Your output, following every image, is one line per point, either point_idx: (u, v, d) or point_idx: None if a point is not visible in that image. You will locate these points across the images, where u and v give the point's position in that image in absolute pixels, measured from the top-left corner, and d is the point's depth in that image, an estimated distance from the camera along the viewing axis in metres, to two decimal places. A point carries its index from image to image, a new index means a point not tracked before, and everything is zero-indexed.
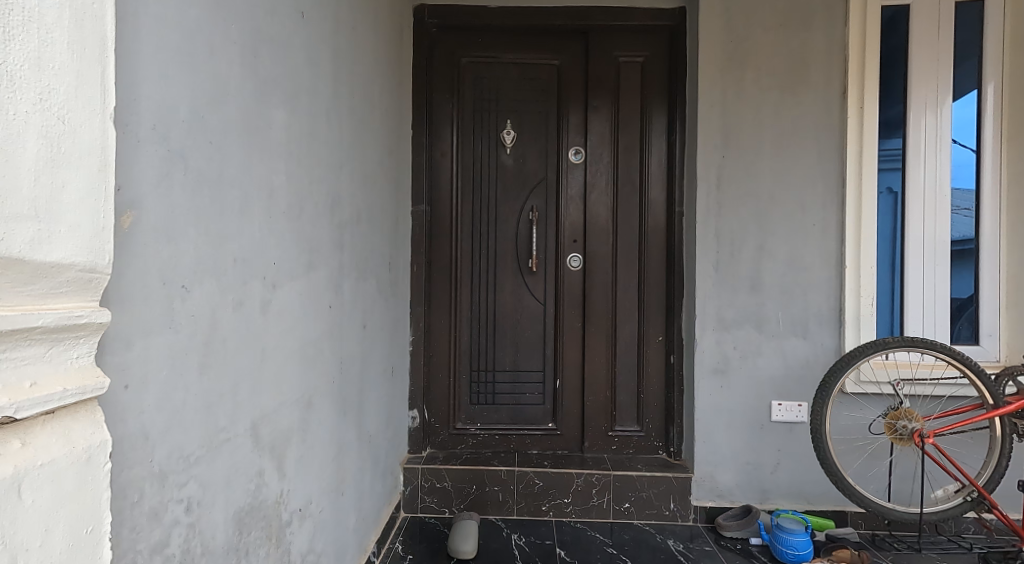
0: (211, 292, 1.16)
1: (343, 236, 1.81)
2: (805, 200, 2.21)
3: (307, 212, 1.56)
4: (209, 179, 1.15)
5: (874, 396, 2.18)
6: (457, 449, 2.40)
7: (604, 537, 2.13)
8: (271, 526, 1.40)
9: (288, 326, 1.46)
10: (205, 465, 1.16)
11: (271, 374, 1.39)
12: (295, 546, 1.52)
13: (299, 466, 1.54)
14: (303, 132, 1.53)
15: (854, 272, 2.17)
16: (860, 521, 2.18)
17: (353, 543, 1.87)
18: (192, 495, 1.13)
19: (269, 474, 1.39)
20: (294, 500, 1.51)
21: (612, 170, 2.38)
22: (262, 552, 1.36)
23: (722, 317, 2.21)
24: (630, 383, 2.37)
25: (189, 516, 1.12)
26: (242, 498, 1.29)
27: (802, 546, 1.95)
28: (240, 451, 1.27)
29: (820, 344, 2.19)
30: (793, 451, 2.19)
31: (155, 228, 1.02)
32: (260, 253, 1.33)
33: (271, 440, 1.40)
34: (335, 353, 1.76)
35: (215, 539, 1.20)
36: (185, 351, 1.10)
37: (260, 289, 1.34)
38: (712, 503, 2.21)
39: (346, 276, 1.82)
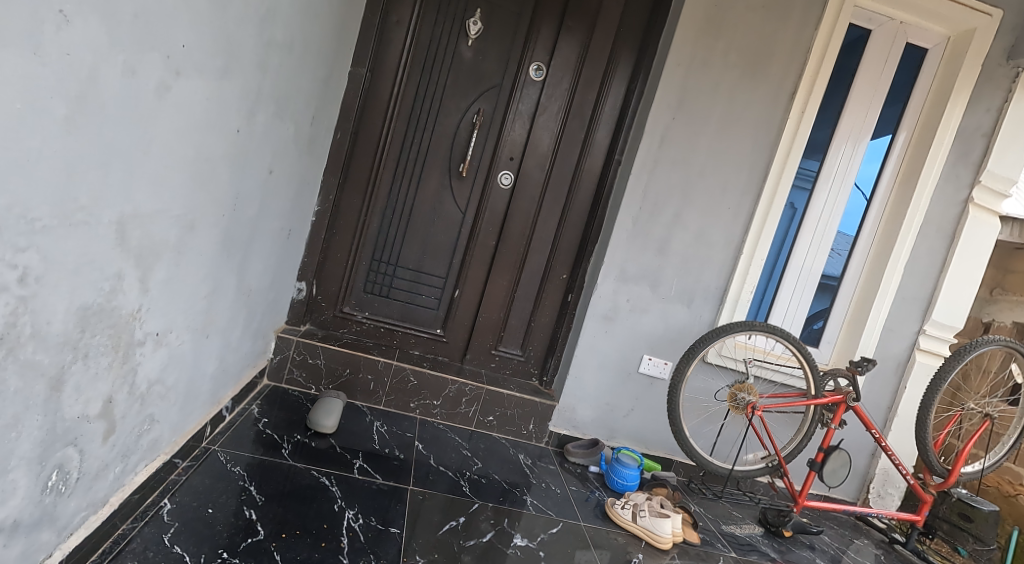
0: (94, 36, 0.95)
1: (270, 59, 1.58)
2: (727, 184, 2.34)
3: (234, 10, 1.32)
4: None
5: (728, 369, 2.45)
6: (338, 332, 2.33)
7: (462, 441, 2.24)
8: (120, 337, 1.25)
9: (183, 129, 1.25)
10: (52, 239, 0.98)
11: (150, 174, 1.19)
12: (143, 369, 1.38)
13: (164, 288, 1.38)
14: None
15: (746, 260, 2.36)
16: (681, 469, 2.49)
17: (206, 391, 1.76)
18: (31, 267, 0.96)
19: (131, 284, 1.23)
20: (152, 322, 1.36)
21: (567, 100, 2.32)
22: (104, 361, 1.21)
23: (624, 269, 2.32)
24: (524, 310, 2.44)
25: (22, 288, 0.95)
26: (92, 295, 1.12)
27: (630, 478, 2.20)
28: (99, 242, 1.09)
29: (698, 315, 2.40)
30: (647, 402, 2.42)
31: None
32: (167, 26, 1.10)
33: (139, 247, 1.23)
34: (232, 186, 1.57)
35: (51, 325, 1.03)
36: (49, 90, 0.91)
37: (160, 68, 1.12)
38: (566, 432, 2.39)
39: (262, 104, 1.61)
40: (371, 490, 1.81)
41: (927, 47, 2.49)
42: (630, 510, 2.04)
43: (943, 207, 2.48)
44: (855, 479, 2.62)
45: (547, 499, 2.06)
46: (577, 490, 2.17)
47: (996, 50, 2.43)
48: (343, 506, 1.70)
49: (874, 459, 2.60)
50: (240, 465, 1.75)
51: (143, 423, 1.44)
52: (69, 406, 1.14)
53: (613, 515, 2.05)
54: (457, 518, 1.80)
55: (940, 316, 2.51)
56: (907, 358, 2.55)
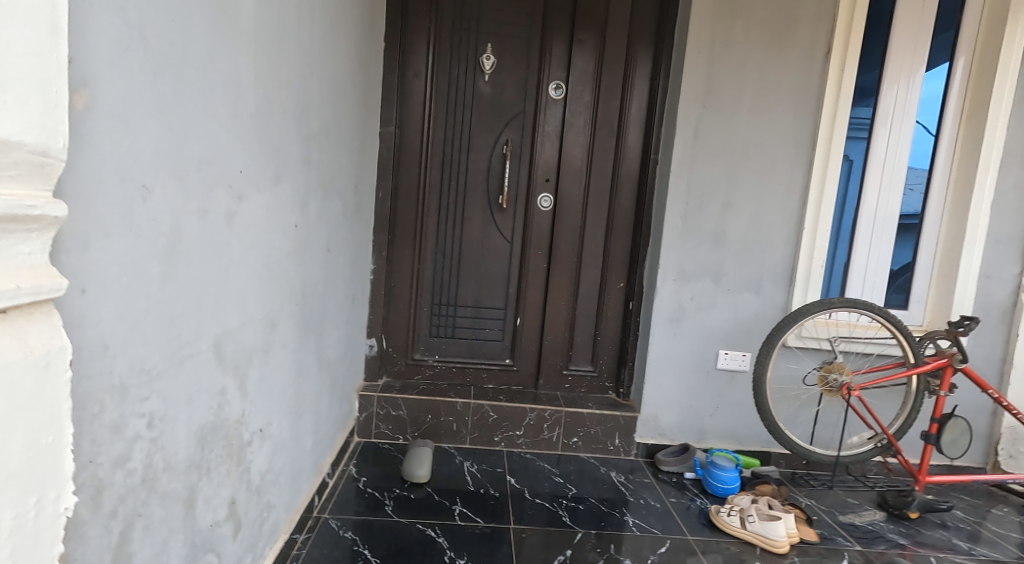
0: (170, 196, 1.05)
1: (311, 149, 1.69)
2: (775, 161, 2.25)
3: (274, 120, 1.44)
4: (172, 60, 1.02)
5: (812, 350, 2.32)
6: (413, 379, 2.40)
7: (552, 467, 2.23)
8: (232, 445, 1.37)
9: (252, 242, 1.38)
10: (167, 381, 1.09)
11: (234, 292, 1.32)
12: (255, 465, 1.49)
13: (260, 386, 1.49)
14: (270, 29, 1.38)
15: (811, 236, 2.25)
16: (781, 461, 2.38)
17: (308, 464, 1.86)
18: (155, 411, 1.06)
19: (233, 394, 1.35)
20: (255, 420, 1.48)
21: (591, 111, 2.32)
22: (222, 470, 1.33)
23: (682, 268, 2.27)
24: (588, 325, 2.43)
25: (151, 432, 1.05)
26: (204, 415, 1.24)
27: (730, 481, 2.13)
28: (202, 368, 1.21)
29: (769, 301, 2.31)
30: (732, 398, 2.34)
31: (112, 111, 0.89)
32: (225, 161, 1.23)
33: (234, 359, 1.35)
34: (299, 275, 1.69)
35: (177, 455, 1.15)
36: (146, 257, 1.00)
37: (226, 198, 1.25)
38: (654, 441, 2.34)
39: (313, 194, 1.72)
40: (475, 534, 1.83)
41: None
42: (737, 517, 1.96)
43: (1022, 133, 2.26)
44: (979, 443, 2.41)
45: (650, 516, 2.01)
46: (678, 501, 2.11)
47: None
48: (453, 556, 1.72)
49: (997, 417, 2.38)
50: (349, 529, 1.82)
51: (263, 511, 1.55)
52: (202, 516, 1.26)
53: (719, 524, 1.97)
54: (563, 552, 1.78)
55: None
56: (1013, 304, 2.34)
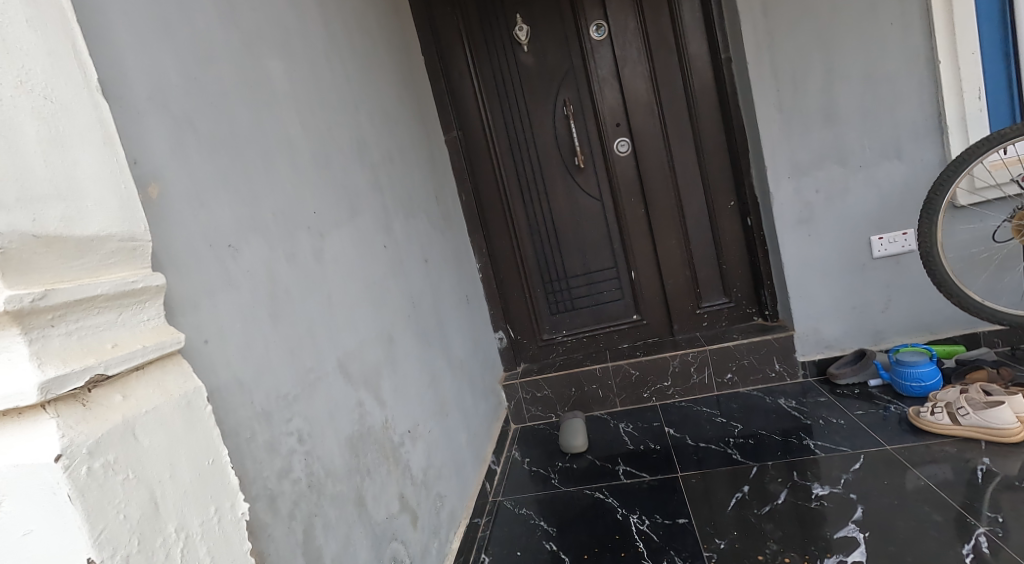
0: (259, 248, 1.15)
1: (380, 178, 1.78)
2: (875, 5, 1.89)
3: (335, 162, 1.54)
4: (223, 138, 1.12)
5: (996, 202, 1.86)
6: (549, 358, 2.38)
7: (712, 409, 2.04)
8: (385, 447, 1.43)
9: (346, 272, 1.46)
10: (305, 403, 1.18)
11: (344, 318, 1.39)
12: (414, 463, 1.54)
13: (396, 394, 1.55)
14: (304, 72, 1.49)
15: (949, 64, 1.87)
16: (995, 339, 1.96)
17: (470, 457, 1.89)
18: (303, 428, 1.15)
19: (370, 405, 1.41)
20: (401, 423, 1.53)
21: (642, 38, 2.17)
22: (383, 470, 1.39)
23: (796, 161, 2.00)
24: (708, 255, 2.23)
25: (304, 445, 1.14)
26: (350, 425, 1.31)
27: (929, 376, 1.77)
28: (334, 387, 1.29)
29: (918, 161, 1.94)
30: (903, 284, 1.98)
31: (185, 194, 1.00)
32: (298, 206, 1.32)
33: (362, 374, 1.42)
34: (402, 288, 1.76)
35: (336, 464, 1.23)
36: (252, 303, 1.10)
37: (309, 240, 1.33)
38: (821, 356, 2.06)
39: (393, 214, 1.81)
40: (644, 488, 1.69)
41: None
42: (945, 413, 1.59)
43: None
44: None
45: (836, 434, 1.72)
46: (868, 413, 1.79)
47: None
48: (625, 513, 1.60)
49: None
50: (526, 506, 1.80)
51: (436, 502, 1.60)
52: (376, 512, 1.33)
53: (924, 425, 1.61)
54: (742, 488, 1.57)
55: None
56: None
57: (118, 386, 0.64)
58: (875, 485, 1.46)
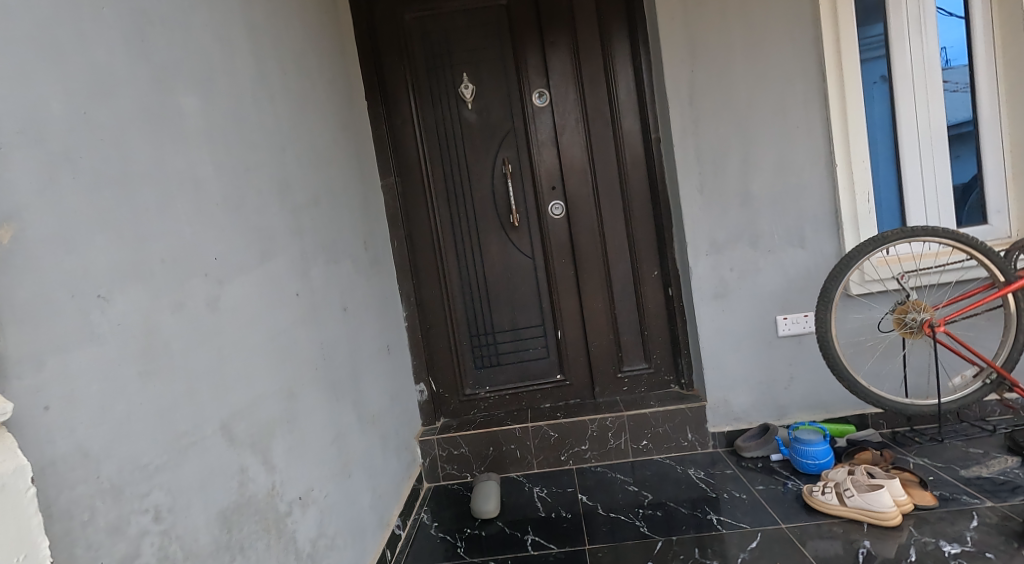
0: (137, 296, 1.13)
1: (302, 224, 1.77)
2: (785, 106, 2.09)
3: (248, 202, 1.52)
4: (110, 174, 1.11)
5: (880, 294, 2.05)
6: (471, 414, 2.39)
7: (625, 476, 2.12)
8: (268, 519, 1.41)
9: (244, 326, 1.44)
10: (170, 472, 1.15)
11: (235, 372, 1.38)
12: (301, 533, 1.53)
13: (290, 456, 1.54)
14: (228, 121, 1.48)
15: (846, 170, 2.07)
16: (881, 421, 2.13)
17: (373, 519, 1.88)
18: (161, 503, 1.12)
19: (255, 470, 1.40)
20: (291, 490, 1.52)
21: (580, 108, 2.27)
22: (261, 544, 1.38)
23: (714, 239, 2.13)
24: (632, 321, 2.33)
25: (159, 524, 1.11)
26: (225, 496, 1.29)
27: (822, 455, 1.91)
28: (211, 452, 1.27)
29: (820, 252, 2.11)
30: (804, 363, 2.14)
31: (48, 235, 0.99)
32: (195, 250, 1.31)
33: (250, 437, 1.40)
34: (315, 342, 1.75)
35: (199, 541, 1.20)
36: (117, 363, 1.07)
37: (204, 286, 1.32)
38: (729, 428, 2.18)
39: (312, 261, 1.79)
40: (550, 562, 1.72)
41: None
42: (834, 494, 1.72)
43: None
44: None
45: (737, 510, 1.82)
46: (768, 488, 1.91)
47: None
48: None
49: None
50: None
51: None
52: None
53: (815, 504, 1.74)
54: None
55: None
56: None
57: None
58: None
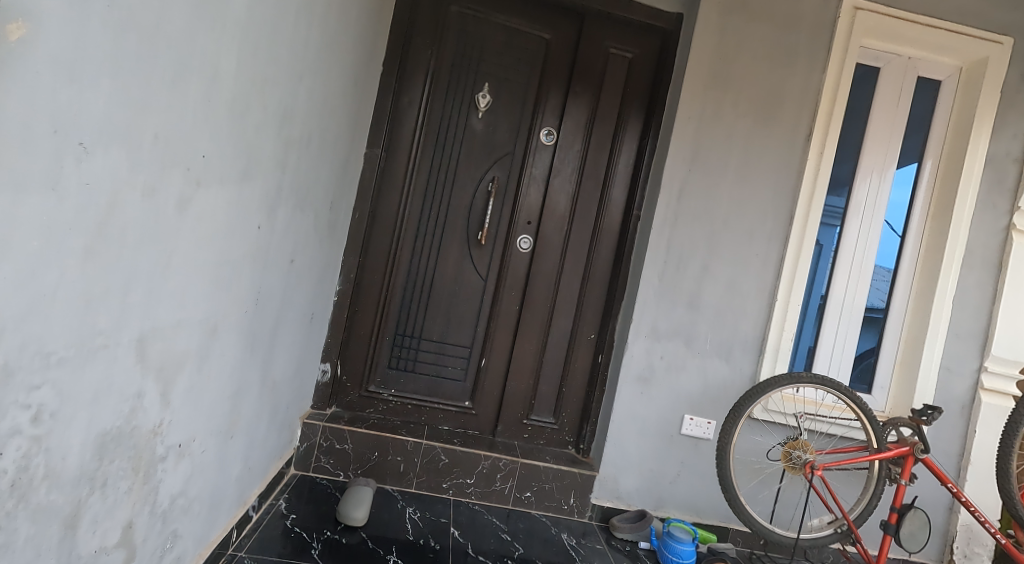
0: (115, 162, 0.99)
1: (288, 154, 1.64)
2: (752, 232, 2.28)
3: (253, 113, 1.41)
4: (139, 22, 0.98)
5: (778, 425, 2.26)
6: (365, 412, 2.26)
7: (499, 522, 2.08)
8: (140, 459, 1.24)
9: (202, 234, 1.30)
10: (69, 371, 0.99)
11: (174, 284, 1.24)
12: (165, 486, 1.36)
13: (187, 397, 1.38)
14: (265, 20, 1.38)
15: (782, 306, 2.26)
16: (739, 538, 2.28)
17: (232, 493, 1.69)
18: (45, 404, 0.95)
19: (151, 399, 1.24)
20: (174, 434, 1.35)
21: (579, 161, 2.34)
22: (123, 486, 1.20)
23: (655, 326, 2.24)
24: (554, 374, 2.35)
25: (35, 428, 0.94)
26: (109, 420, 1.12)
27: (686, 555, 2.00)
28: (116, 365, 1.11)
29: (739, 368, 2.27)
30: (694, 465, 2.26)
31: (56, 57, 0.85)
32: (183, 141, 1.16)
33: (160, 361, 1.25)
34: (254, 280, 1.59)
35: (67, 459, 1.02)
36: (68, 225, 0.92)
37: (180, 181, 1.18)
38: (609, 504, 2.22)
39: (284, 198, 1.65)
40: None
41: (940, 79, 2.45)
42: None
43: (983, 237, 2.36)
44: (936, 540, 2.36)
45: None
46: None
47: (1012, 76, 2.36)
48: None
49: (953, 514, 2.35)
50: None
51: (167, 540, 1.40)
52: (87, 535, 1.11)
53: None
54: None
55: (1000, 351, 2.34)
56: (972, 401, 2.37)
57: None
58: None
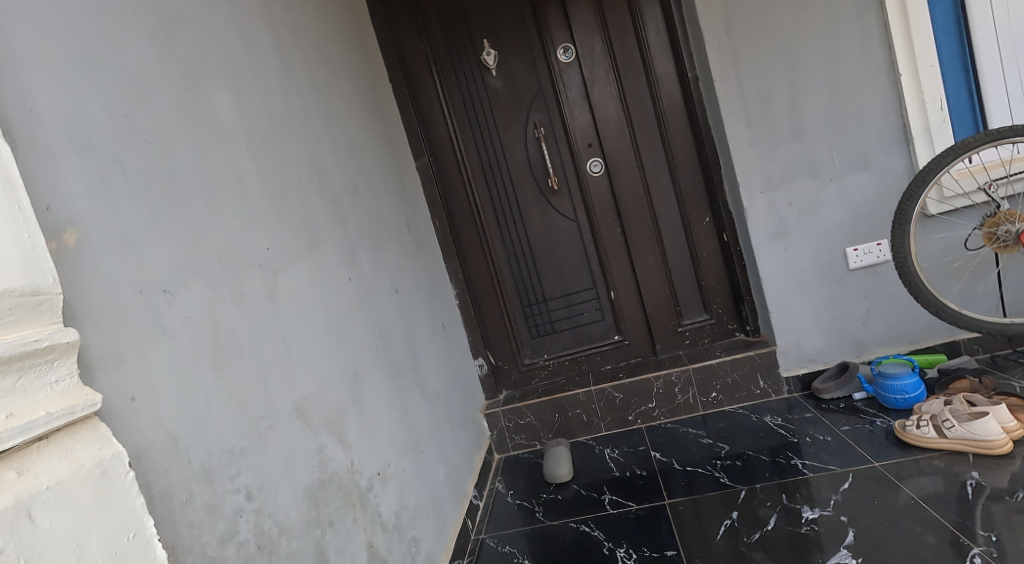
0: (200, 293, 1.02)
1: (343, 207, 1.64)
2: (835, 18, 1.90)
3: (291, 193, 1.40)
4: (155, 176, 0.99)
5: (964, 210, 1.85)
6: (532, 384, 2.34)
7: (698, 430, 1.97)
8: (351, 494, 1.28)
9: (304, 312, 1.31)
10: (255, 453, 1.05)
11: (302, 358, 1.25)
12: (384, 508, 1.39)
13: (365, 434, 1.40)
14: (258, 107, 1.35)
15: (911, 76, 1.88)
16: (975, 347, 1.95)
17: (449, 492, 1.75)
18: (251, 483, 1.02)
19: (334, 448, 1.27)
20: (369, 465, 1.38)
21: (609, 58, 2.17)
22: (349, 520, 1.25)
23: (768, 175, 1.99)
24: (687, 273, 2.23)
25: (253, 502, 1.01)
26: (308, 475, 1.16)
27: (912, 388, 1.72)
28: (289, 434, 1.15)
29: (888, 171, 1.94)
30: (883, 294, 1.98)
31: (112, 239, 0.88)
32: (246, 243, 1.18)
33: (323, 417, 1.27)
34: (371, 323, 1.60)
35: (291, 517, 1.09)
36: (190, 353, 0.97)
37: (260, 279, 1.19)
38: (805, 370, 2.04)
39: (358, 244, 1.66)
40: (630, 519, 1.58)
41: None
42: (931, 426, 1.51)
43: None
44: None
45: (822, 452, 1.63)
46: (854, 428, 1.72)
47: None
48: (611, 547, 1.50)
49: None
50: (510, 542, 1.67)
51: (411, 546, 1.46)
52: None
53: (910, 439, 1.53)
54: (730, 516, 1.48)
55: None
56: None
57: (13, 464, 0.62)
58: (866, 505, 1.38)
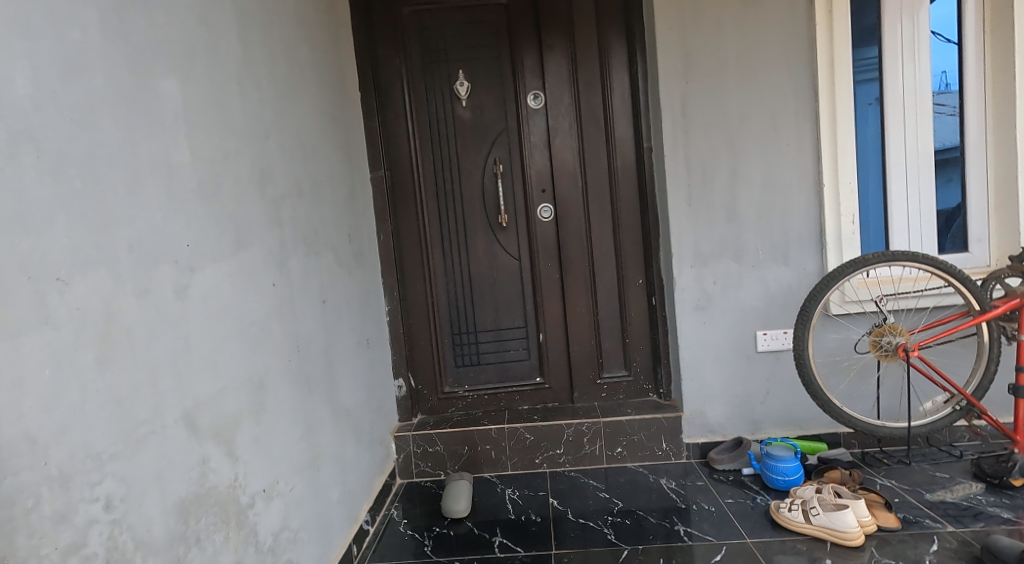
0: (99, 282, 1.03)
1: (281, 212, 1.64)
2: (775, 120, 2.08)
3: (226, 188, 1.40)
4: (73, 156, 1.00)
5: (858, 316, 2.06)
6: (448, 412, 2.39)
7: (598, 483, 2.09)
8: (227, 510, 1.29)
9: (212, 312, 1.30)
10: (126, 461, 1.05)
11: (201, 362, 1.25)
12: (262, 527, 1.41)
13: (256, 448, 1.41)
14: (207, 97, 1.35)
15: (832, 188, 2.07)
16: (853, 441, 2.16)
17: (340, 514, 1.77)
18: (113, 493, 1.02)
19: (218, 461, 1.28)
20: (255, 481, 1.39)
21: (574, 112, 2.27)
22: (219, 538, 1.26)
23: (699, 251, 2.14)
24: (614, 328, 2.36)
25: (111, 513, 1.01)
26: (183, 488, 1.17)
27: (791, 472, 1.89)
28: (170, 443, 1.15)
29: (802, 269, 2.13)
30: (782, 379, 2.16)
31: (7, 218, 0.90)
32: (165, 239, 1.18)
33: (214, 426, 1.27)
34: (289, 333, 1.61)
35: (153, 534, 1.09)
36: (73, 347, 0.98)
37: (172, 272, 1.20)
38: (704, 439, 2.19)
39: (291, 250, 1.67)
40: None
41: None
42: (800, 511, 1.68)
43: None
44: None
45: (704, 522, 1.78)
46: (736, 502, 1.87)
47: None
48: None
49: None
50: None
51: None
52: None
53: (781, 520, 1.70)
54: None
55: None
56: None
57: None
58: None
